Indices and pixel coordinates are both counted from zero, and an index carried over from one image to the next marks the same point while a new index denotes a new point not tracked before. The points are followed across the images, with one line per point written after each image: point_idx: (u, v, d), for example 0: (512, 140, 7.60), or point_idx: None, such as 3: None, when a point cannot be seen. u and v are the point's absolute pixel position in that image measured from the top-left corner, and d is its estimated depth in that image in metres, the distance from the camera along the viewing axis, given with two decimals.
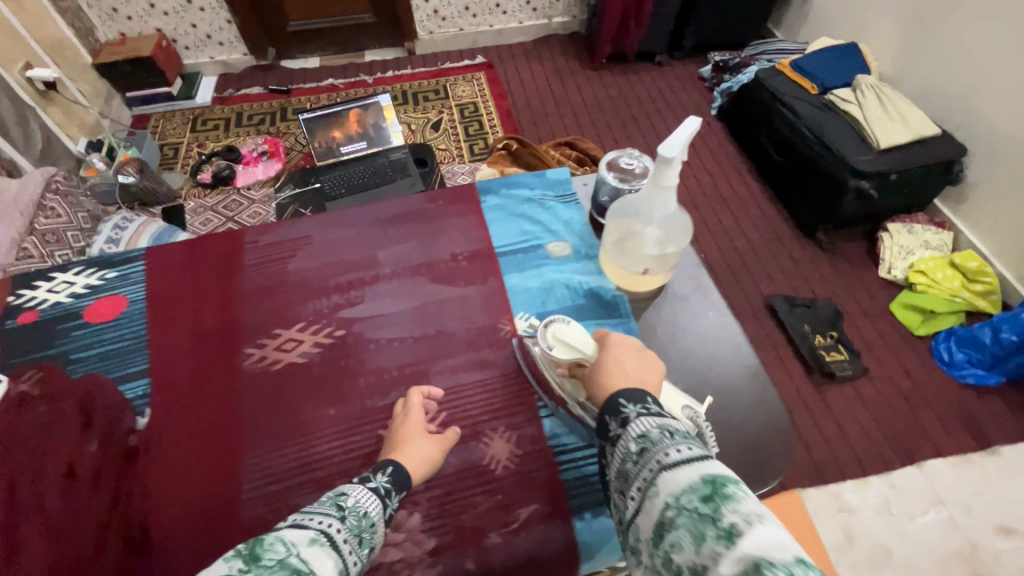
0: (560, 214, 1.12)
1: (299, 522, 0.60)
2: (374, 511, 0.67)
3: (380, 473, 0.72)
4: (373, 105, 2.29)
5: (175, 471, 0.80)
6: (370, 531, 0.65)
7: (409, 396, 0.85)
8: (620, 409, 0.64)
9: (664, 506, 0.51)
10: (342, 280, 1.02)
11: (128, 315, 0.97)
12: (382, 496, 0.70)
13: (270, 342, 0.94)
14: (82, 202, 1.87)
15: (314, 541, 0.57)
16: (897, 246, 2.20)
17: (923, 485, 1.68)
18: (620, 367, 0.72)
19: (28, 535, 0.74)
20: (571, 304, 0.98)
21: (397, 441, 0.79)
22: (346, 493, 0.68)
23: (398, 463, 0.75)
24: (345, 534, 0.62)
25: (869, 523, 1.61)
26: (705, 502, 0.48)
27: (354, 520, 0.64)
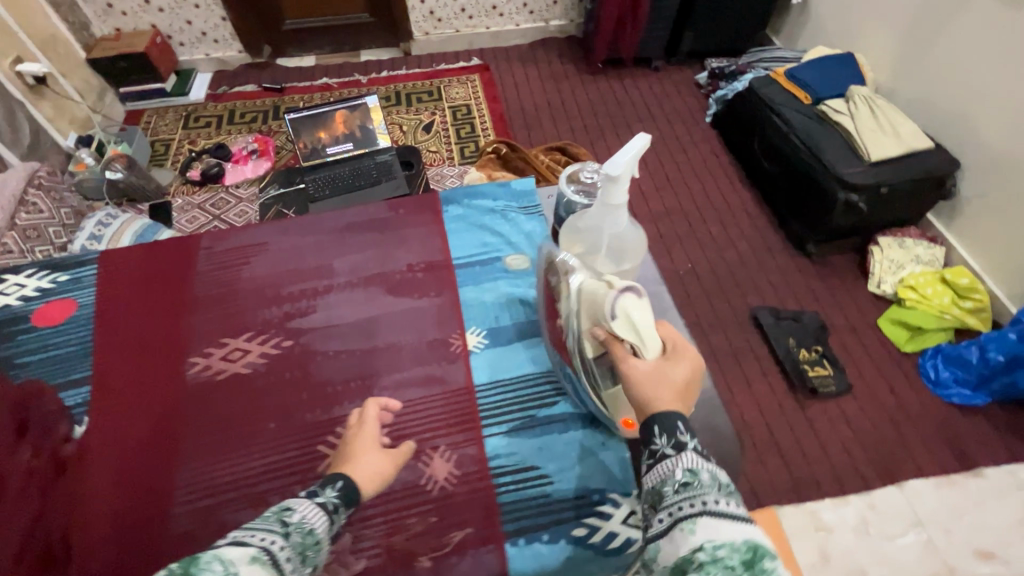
0: (521, 226, 1.10)
1: (240, 539, 0.56)
2: (320, 528, 0.63)
3: (329, 488, 0.68)
4: (361, 106, 2.28)
5: (108, 482, 0.80)
6: (314, 550, 0.61)
7: (366, 406, 0.82)
8: (678, 431, 0.60)
9: (698, 548, 0.51)
10: (295, 289, 1.01)
11: (75, 320, 0.96)
12: (330, 511, 0.66)
13: (216, 351, 0.93)
14: (66, 197, 1.87)
15: (255, 560, 0.53)
16: (887, 260, 2.16)
17: (903, 506, 1.65)
18: (673, 379, 0.64)
19: None
20: (524, 320, 0.97)
21: (348, 454, 0.75)
22: (291, 509, 0.64)
23: (348, 477, 0.71)
24: (288, 552, 0.58)
25: (845, 543, 1.58)
26: (744, 566, 0.49)
27: (299, 538, 0.60)
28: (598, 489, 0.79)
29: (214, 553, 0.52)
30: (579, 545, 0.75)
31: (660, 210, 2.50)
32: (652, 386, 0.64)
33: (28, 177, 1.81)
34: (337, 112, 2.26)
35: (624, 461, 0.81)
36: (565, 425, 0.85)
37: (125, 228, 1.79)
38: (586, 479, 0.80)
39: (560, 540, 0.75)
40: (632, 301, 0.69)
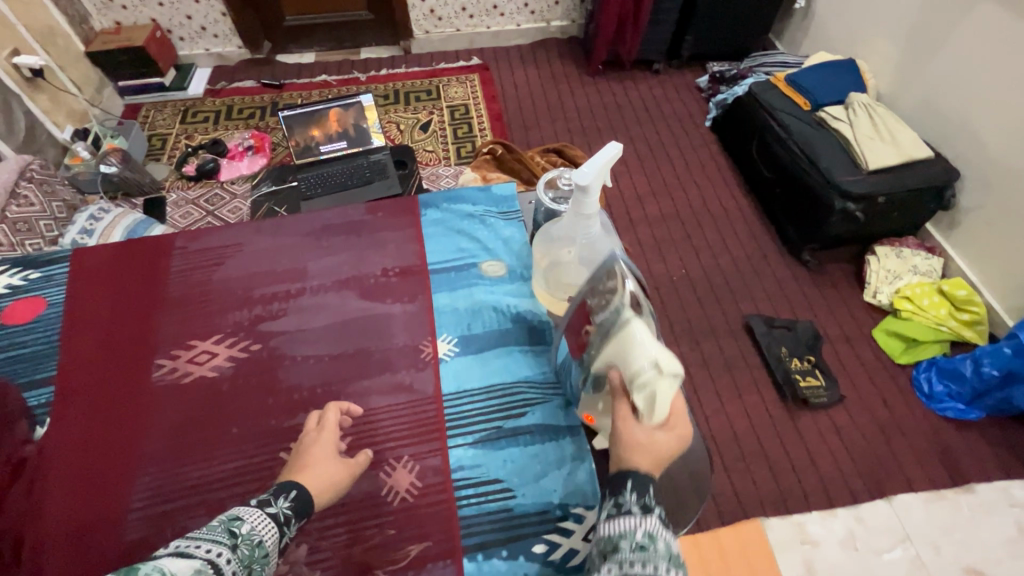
0: (500, 231, 1.08)
1: (184, 550, 0.58)
2: (269, 540, 0.64)
3: (282, 498, 0.68)
4: (355, 105, 2.27)
5: (63, 485, 0.79)
6: (261, 563, 0.62)
7: (326, 411, 0.81)
8: (646, 491, 0.63)
9: None
10: (267, 292, 1.00)
11: (43, 319, 0.95)
12: (281, 523, 0.66)
13: (183, 354, 0.92)
14: (58, 190, 1.86)
15: (197, 575, 0.56)
16: (884, 270, 2.13)
17: (892, 521, 1.62)
18: (659, 450, 0.65)
19: None
20: (497, 328, 0.95)
21: (306, 461, 0.74)
22: (241, 518, 0.64)
23: (302, 485, 0.71)
24: (232, 565, 0.59)
25: (831, 557, 1.55)
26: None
27: (246, 550, 0.61)
28: (562, 504, 0.77)
29: (153, 567, 0.55)
30: (538, 562, 0.73)
31: (656, 214, 2.48)
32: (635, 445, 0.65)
33: (19, 170, 1.81)
34: (332, 110, 2.25)
35: (589, 476, 0.79)
36: (532, 437, 0.83)
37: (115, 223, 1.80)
38: (550, 494, 0.78)
39: (519, 556, 0.73)
40: (664, 378, 0.65)
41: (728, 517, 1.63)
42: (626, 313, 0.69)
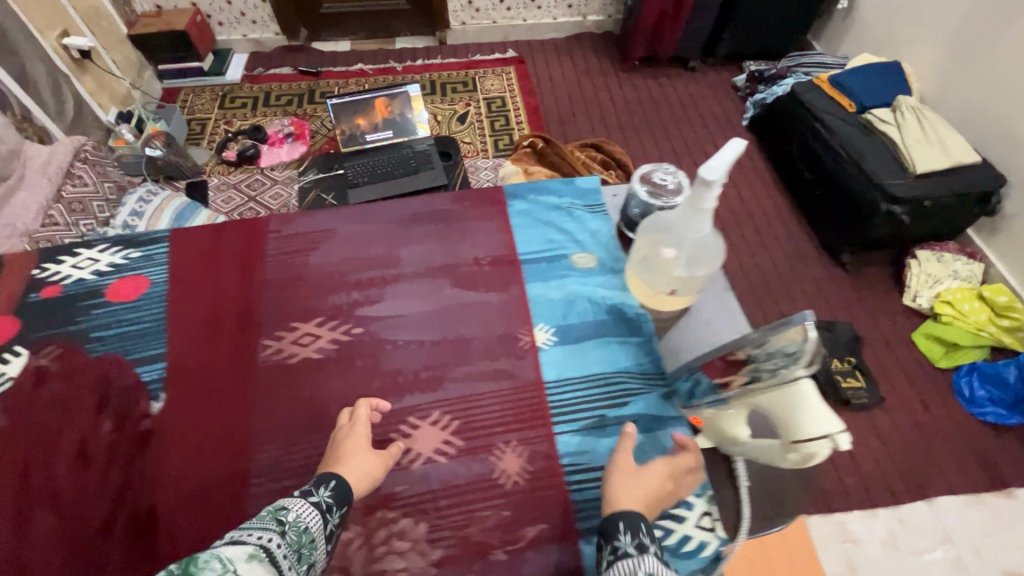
0: (587, 224, 1.09)
1: (236, 537, 0.55)
2: (315, 527, 0.62)
3: (322, 488, 0.67)
4: (402, 95, 2.30)
5: (184, 459, 0.81)
6: (309, 549, 0.60)
7: (356, 405, 0.82)
8: (642, 532, 0.62)
9: None
10: (362, 277, 1.01)
11: (150, 298, 0.98)
12: (324, 511, 0.65)
13: (287, 335, 0.94)
14: (109, 171, 1.87)
15: (253, 559, 0.52)
16: (925, 274, 2.13)
17: (932, 522, 1.64)
18: (645, 490, 0.70)
19: (38, 510, 0.76)
20: (593, 319, 0.96)
21: (343, 454, 0.75)
22: (286, 508, 0.62)
23: (341, 475, 0.72)
24: (284, 550, 0.56)
25: (873, 556, 1.57)
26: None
27: (295, 536, 0.59)
28: None
29: (210, 552, 0.50)
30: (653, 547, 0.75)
31: None
32: (632, 493, 0.69)
33: (74, 151, 1.80)
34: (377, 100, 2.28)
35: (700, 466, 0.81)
36: (637, 427, 0.85)
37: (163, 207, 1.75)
38: None
39: None
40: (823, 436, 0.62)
41: None
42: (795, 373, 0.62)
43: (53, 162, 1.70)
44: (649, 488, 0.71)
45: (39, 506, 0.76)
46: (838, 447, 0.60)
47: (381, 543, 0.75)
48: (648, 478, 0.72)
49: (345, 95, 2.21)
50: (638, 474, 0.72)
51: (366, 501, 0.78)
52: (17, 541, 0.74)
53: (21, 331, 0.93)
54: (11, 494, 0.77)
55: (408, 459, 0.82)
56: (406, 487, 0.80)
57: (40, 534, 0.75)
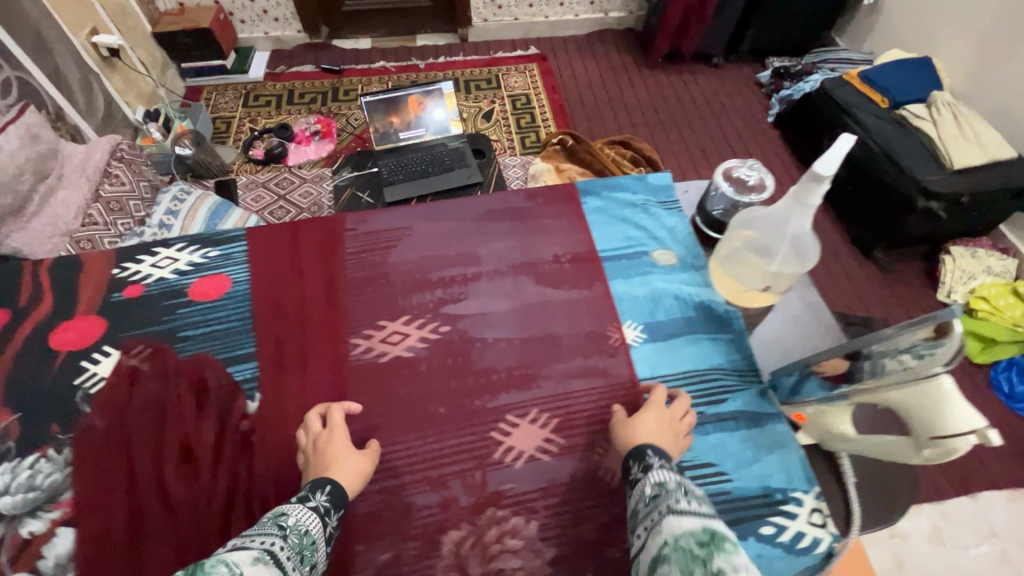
0: (664, 221, 1.09)
1: (240, 544, 0.55)
2: (315, 529, 0.63)
3: (319, 492, 0.68)
4: (434, 90, 2.07)
5: (288, 458, 0.80)
6: (310, 550, 0.61)
7: (328, 411, 0.80)
8: (646, 457, 0.71)
9: (663, 544, 0.56)
10: (444, 275, 1.01)
11: (233, 297, 0.97)
12: (322, 514, 0.66)
13: (376, 334, 0.93)
14: (144, 170, 1.65)
15: (258, 561, 0.53)
16: (960, 270, 2.14)
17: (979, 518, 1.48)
18: (643, 425, 0.77)
19: (149, 514, 0.75)
20: (681, 316, 0.96)
21: (332, 459, 0.74)
22: (285, 513, 0.63)
23: (335, 480, 0.71)
24: (287, 552, 0.58)
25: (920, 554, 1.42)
26: (701, 547, 0.53)
27: (296, 539, 0.60)
28: (780, 488, 0.79)
29: (217, 558, 0.51)
30: (768, 544, 0.74)
31: None
32: (639, 431, 0.76)
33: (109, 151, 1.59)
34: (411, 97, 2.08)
35: (805, 462, 0.81)
36: (737, 423, 0.84)
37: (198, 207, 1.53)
38: (767, 479, 0.80)
39: (749, 538, 0.75)
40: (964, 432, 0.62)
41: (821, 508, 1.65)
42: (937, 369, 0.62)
43: (89, 162, 1.51)
44: (657, 420, 0.78)
45: (150, 506, 0.76)
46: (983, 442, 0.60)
47: (494, 542, 0.75)
48: (648, 415, 0.78)
49: (377, 92, 1.98)
50: (639, 417, 0.79)
51: (475, 500, 0.78)
52: (133, 546, 0.73)
53: (108, 331, 0.93)
54: (120, 498, 0.77)
55: (512, 458, 0.81)
56: (514, 485, 0.79)
57: (155, 536, 0.74)
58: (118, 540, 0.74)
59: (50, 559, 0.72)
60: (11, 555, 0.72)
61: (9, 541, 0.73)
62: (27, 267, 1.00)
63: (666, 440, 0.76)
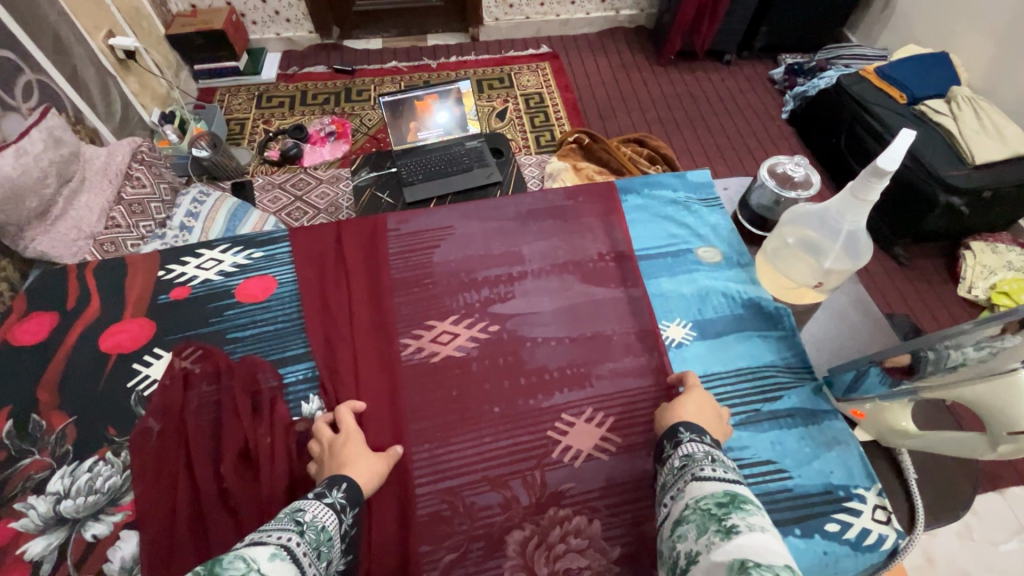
0: (706, 218, 1.09)
1: (257, 539, 0.54)
2: (332, 525, 0.61)
3: (336, 489, 0.66)
4: (452, 90, 1.95)
5: None
6: (328, 546, 0.60)
7: (338, 411, 0.80)
8: (678, 434, 0.72)
9: (685, 506, 0.60)
10: (490, 274, 1.01)
11: (280, 297, 0.97)
12: (339, 511, 0.64)
13: (425, 334, 0.93)
14: (164, 172, 1.64)
15: (275, 557, 0.52)
16: (981, 265, 2.13)
17: (1006, 513, 1.44)
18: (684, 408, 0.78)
19: (212, 516, 0.75)
20: (730, 313, 0.95)
21: (345, 458, 0.73)
22: (302, 509, 0.61)
23: (353, 479, 0.70)
24: (304, 547, 0.56)
25: (949, 549, 1.39)
26: (719, 506, 0.58)
27: (313, 534, 0.59)
28: (842, 485, 0.79)
29: (236, 553, 0.50)
30: (834, 540, 0.74)
31: None
32: (680, 411, 0.77)
33: (131, 152, 1.57)
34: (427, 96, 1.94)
35: (865, 458, 0.81)
36: (794, 421, 0.84)
37: (219, 208, 1.52)
38: (828, 475, 0.79)
39: (815, 535, 0.75)
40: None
41: None
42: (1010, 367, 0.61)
43: (110, 165, 1.49)
44: (697, 403, 0.79)
45: (212, 508, 0.76)
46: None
47: (558, 541, 0.75)
48: (688, 398, 0.79)
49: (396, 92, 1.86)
50: (680, 401, 0.79)
51: (536, 500, 0.78)
52: (198, 549, 0.73)
53: (157, 334, 0.92)
54: (182, 500, 0.76)
55: (570, 457, 0.81)
56: (575, 485, 0.79)
57: (219, 539, 0.74)
58: (182, 542, 0.74)
59: (116, 562, 0.72)
60: (76, 558, 0.72)
61: (74, 543, 0.73)
62: (71, 270, 1.00)
63: (709, 420, 0.77)
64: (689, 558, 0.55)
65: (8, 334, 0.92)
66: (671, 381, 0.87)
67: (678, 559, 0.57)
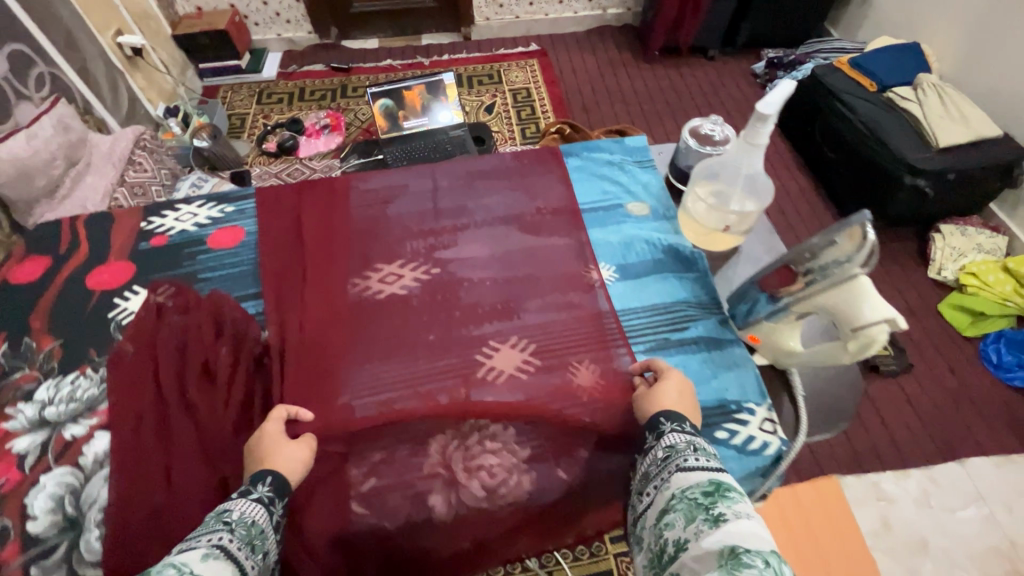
0: (638, 177, 1.18)
1: (185, 545, 0.56)
2: (262, 519, 0.64)
3: (261, 484, 0.68)
4: (435, 83, 2.02)
5: (292, 381, 0.89)
6: (261, 538, 0.62)
7: (273, 411, 0.81)
8: (659, 425, 0.75)
9: (672, 496, 0.63)
10: (437, 226, 1.11)
11: (246, 244, 1.09)
12: (267, 503, 0.66)
13: (374, 275, 1.04)
14: (165, 159, 1.76)
15: (208, 557, 0.54)
16: (949, 247, 2.05)
17: (965, 482, 1.58)
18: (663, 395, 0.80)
19: (173, 419, 0.85)
20: (650, 258, 1.05)
21: (267, 452, 0.74)
22: (228, 508, 0.63)
23: (279, 472, 0.71)
24: (237, 544, 0.59)
25: (907, 514, 1.52)
26: (705, 495, 0.60)
27: (243, 530, 0.61)
28: (735, 400, 0.87)
29: (166, 563, 0.52)
30: (722, 445, 0.83)
31: None
32: (660, 399, 0.79)
33: (134, 139, 1.69)
34: (411, 88, 2.01)
35: (761, 380, 0.89)
36: (698, 346, 0.93)
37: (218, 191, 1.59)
38: (723, 392, 0.88)
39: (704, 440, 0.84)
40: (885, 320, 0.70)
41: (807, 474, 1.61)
42: (855, 270, 0.70)
43: (114, 150, 1.62)
44: (675, 389, 0.81)
45: (175, 412, 0.86)
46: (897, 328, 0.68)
47: (476, 443, 0.86)
48: (668, 383, 0.81)
49: (384, 83, 1.93)
50: (660, 386, 0.81)
51: (460, 410, 0.87)
52: (160, 444, 0.84)
53: (137, 274, 1.04)
54: (148, 406, 0.87)
55: (493, 375, 0.91)
56: (494, 399, 0.88)
57: (179, 436, 0.84)
58: (147, 438, 0.84)
59: (89, 456, 0.83)
60: (56, 453, 0.83)
61: (55, 441, 0.85)
62: (64, 224, 1.12)
63: (689, 405, 0.79)
64: (677, 544, 0.59)
65: (9, 275, 1.05)
66: (632, 369, 0.89)
67: (665, 547, 0.60)
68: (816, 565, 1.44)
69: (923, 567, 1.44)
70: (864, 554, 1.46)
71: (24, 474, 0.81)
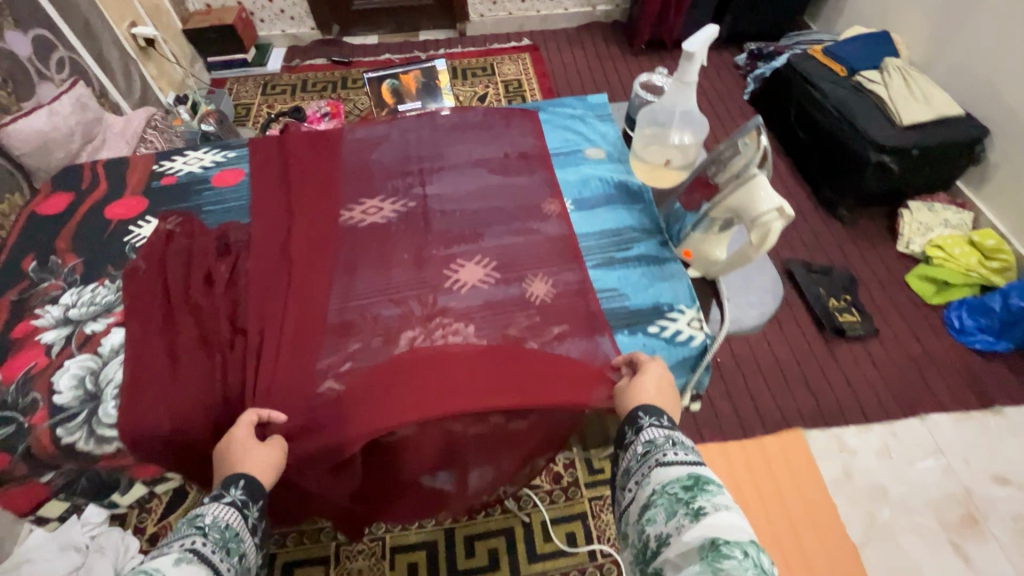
0: (597, 128, 1.33)
1: (157, 551, 0.59)
2: (235, 522, 0.67)
3: (234, 487, 0.71)
4: (429, 70, 2.09)
5: (279, 287, 1.02)
6: (235, 541, 0.65)
7: (243, 415, 0.84)
8: (637, 419, 0.76)
9: (652, 492, 0.65)
10: (414, 170, 1.25)
11: (246, 183, 1.24)
12: (241, 507, 0.69)
13: (358, 208, 1.17)
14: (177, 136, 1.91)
15: (181, 561, 0.57)
16: (916, 222, 2.13)
17: (924, 436, 1.66)
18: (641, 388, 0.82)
19: (178, 315, 0.98)
20: (603, 192, 1.19)
21: (234, 458, 0.77)
22: (201, 514, 0.66)
23: (251, 475, 0.74)
24: (210, 547, 0.62)
25: (867, 464, 1.60)
26: (685, 490, 0.62)
27: (218, 534, 0.64)
28: (668, 302, 1.00)
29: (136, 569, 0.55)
30: (653, 337, 0.97)
31: None
32: (638, 394, 0.82)
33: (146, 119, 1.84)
34: (408, 73, 2.10)
35: (693, 288, 1.03)
36: (640, 262, 1.06)
37: None
38: (658, 297, 1.01)
39: (638, 334, 0.97)
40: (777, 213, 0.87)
41: (773, 427, 1.66)
42: (755, 169, 0.86)
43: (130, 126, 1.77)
44: (654, 382, 0.84)
45: (180, 310, 0.99)
46: (786, 216, 0.84)
47: (439, 337, 0.96)
48: (648, 377, 0.83)
49: (379, 69, 2.00)
50: (639, 381, 0.84)
51: (426, 312, 1.00)
52: (166, 335, 0.96)
53: (149, 207, 1.19)
54: (158, 306, 1.00)
55: (458, 285, 1.04)
56: (457, 304, 1.01)
57: (182, 329, 0.97)
58: (155, 331, 0.97)
59: (107, 346, 0.96)
60: (79, 343, 0.97)
61: (77, 334, 0.98)
62: (86, 167, 1.26)
63: (667, 400, 0.82)
64: (659, 540, 0.60)
65: (37, 208, 1.19)
66: (616, 363, 0.91)
67: (648, 542, 0.62)
68: (775, 505, 1.52)
69: (882, 510, 1.52)
70: (822, 497, 1.54)
71: (51, 358, 0.95)
